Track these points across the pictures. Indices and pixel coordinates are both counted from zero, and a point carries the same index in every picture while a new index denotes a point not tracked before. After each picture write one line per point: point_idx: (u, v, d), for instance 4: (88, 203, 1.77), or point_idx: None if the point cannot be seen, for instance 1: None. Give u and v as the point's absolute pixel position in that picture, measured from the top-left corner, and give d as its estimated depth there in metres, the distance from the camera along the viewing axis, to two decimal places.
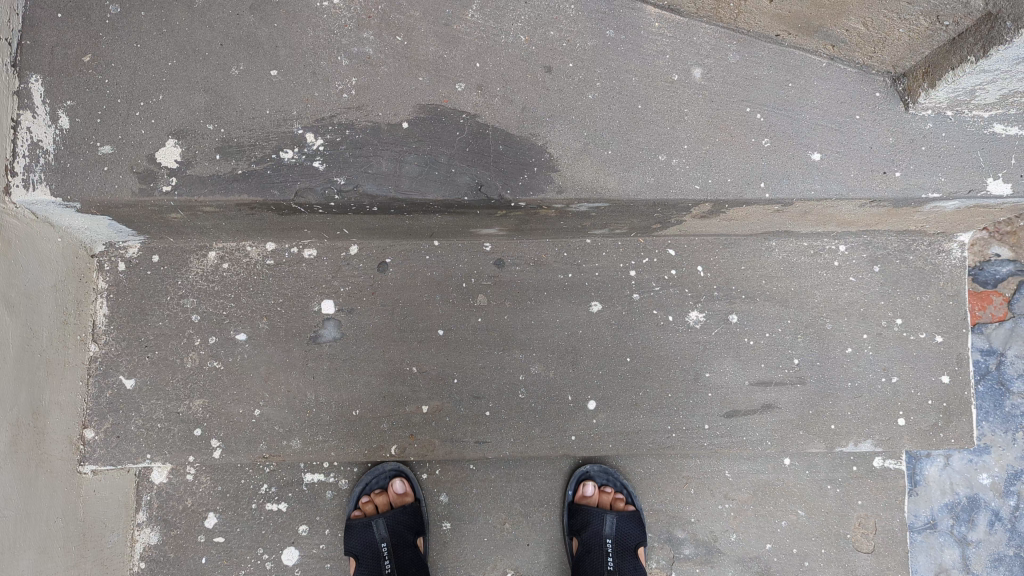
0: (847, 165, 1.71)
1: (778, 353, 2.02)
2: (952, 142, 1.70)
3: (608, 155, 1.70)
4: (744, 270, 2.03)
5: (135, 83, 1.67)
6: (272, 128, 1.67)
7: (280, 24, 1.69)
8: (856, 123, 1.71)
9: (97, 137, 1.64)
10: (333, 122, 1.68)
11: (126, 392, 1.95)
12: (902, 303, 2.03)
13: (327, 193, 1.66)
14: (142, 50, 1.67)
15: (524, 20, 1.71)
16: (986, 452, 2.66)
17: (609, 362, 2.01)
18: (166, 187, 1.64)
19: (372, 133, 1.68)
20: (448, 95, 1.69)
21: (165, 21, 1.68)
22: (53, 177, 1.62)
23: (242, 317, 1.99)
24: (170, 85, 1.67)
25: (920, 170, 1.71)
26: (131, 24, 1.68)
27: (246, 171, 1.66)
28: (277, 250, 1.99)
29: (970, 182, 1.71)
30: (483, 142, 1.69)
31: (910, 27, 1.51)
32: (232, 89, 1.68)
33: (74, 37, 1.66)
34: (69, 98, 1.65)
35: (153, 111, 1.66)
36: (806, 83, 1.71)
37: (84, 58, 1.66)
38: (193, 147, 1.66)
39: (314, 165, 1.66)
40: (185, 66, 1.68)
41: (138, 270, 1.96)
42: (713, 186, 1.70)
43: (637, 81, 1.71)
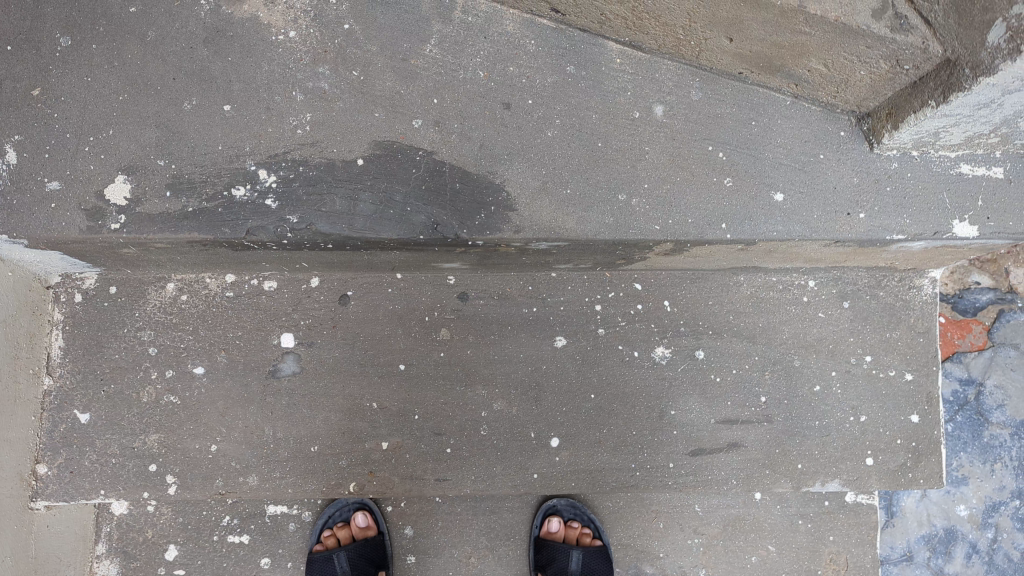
0: (810, 207, 1.68)
1: (745, 390, 1.99)
2: (917, 183, 1.67)
3: (567, 195, 1.67)
4: (712, 305, 2.00)
5: (85, 118, 1.63)
6: (224, 165, 1.64)
7: (234, 58, 1.66)
8: (820, 163, 1.68)
9: (44, 173, 1.61)
10: (286, 158, 1.65)
11: (80, 427, 1.92)
12: (871, 341, 2.00)
13: (279, 232, 1.63)
14: (92, 84, 1.64)
15: (483, 56, 1.69)
16: (963, 484, 2.62)
17: (573, 398, 1.97)
18: (115, 225, 1.61)
19: (326, 170, 1.65)
20: (405, 132, 1.67)
21: (117, 54, 1.65)
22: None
23: (200, 350, 1.96)
24: (120, 120, 1.64)
25: (884, 211, 1.68)
26: (81, 57, 1.64)
27: (196, 209, 1.62)
28: (237, 281, 1.96)
29: (935, 224, 1.68)
30: (439, 180, 1.66)
31: (871, 70, 1.48)
32: (185, 125, 1.64)
33: (24, 71, 1.63)
34: (17, 134, 1.61)
35: (103, 146, 1.63)
36: (770, 121, 1.68)
37: (33, 91, 1.63)
38: (143, 185, 1.62)
39: (267, 203, 1.63)
40: (137, 101, 1.64)
41: (94, 303, 1.94)
42: (673, 227, 1.67)
43: (597, 119, 1.68)
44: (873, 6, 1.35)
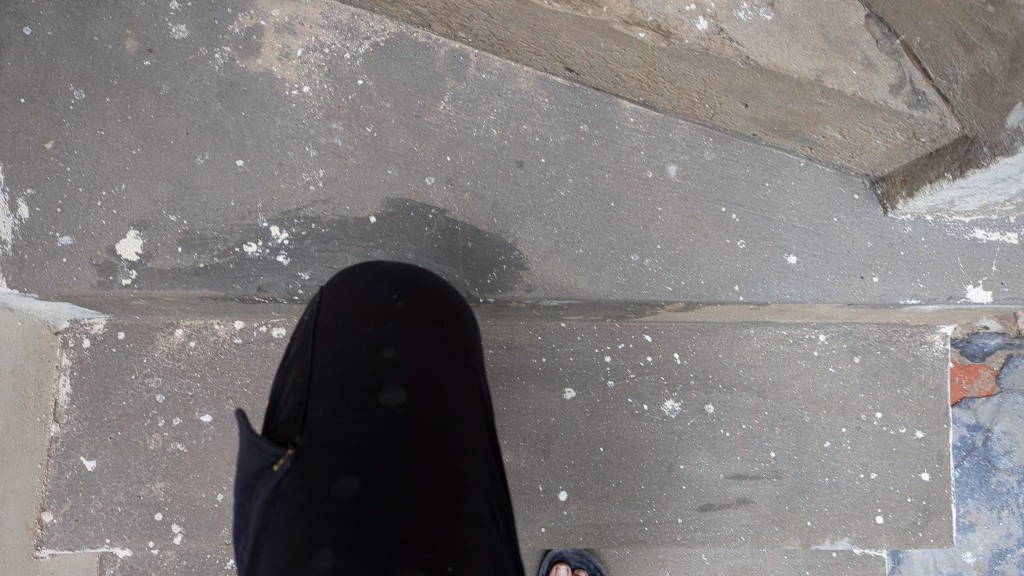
0: (823, 270, 1.67)
1: (754, 445, 1.98)
2: (931, 248, 1.68)
3: (579, 254, 1.66)
4: (723, 358, 1.99)
5: (98, 172, 1.63)
6: (236, 222, 1.63)
7: (247, 113, 1.66)
8: (833, 226, 1.68)
9: (56, 228, 1.60)
10: (299, 215, 1.64)
11: (86, 474, 1.91)
12: (882, 397, 2.00)
13: (290, 288, 1.63)
14: (106, 138, 1.64)
15: (496, 113, 1.69)
16: (970, 531, 2.60)
17: (581, 451, 1.96)
18: (126, 281, 1.60)
19: (339, 228, 1.64)
20: (418, 189, 1.67)
21: (131, 108, 1.65)
22: (10, 269, 1.58)
23: (207, 398, 1.95)
24: (133, 174, 1.63)
25: (898, 275, 1.67)
26: (95, 110, 1.64)
27: (208, 265, 1.62)
28: (246, 328, 1.97)
29: (950, 288, 1.67)
30: (451, 238, 1.66)
31: (886, 139, 1.47)
32: (197, 180, 1.64)
33: (38, 123, 1.63)
34: (30, 188, 1.61)
35: (115, 201, 1.62)
36: (784, 183, 1.68)
37: (46, 144, 1.62)
38: (155, 240, 1.62)
39: (278, 260, 1.63)
40: (150, 155, 1.64)
41: (102, 348, 1.93)
42: (685, 287, 1.66)
43: (610, 179, 1.68)
44: (890, 82, 1.36)
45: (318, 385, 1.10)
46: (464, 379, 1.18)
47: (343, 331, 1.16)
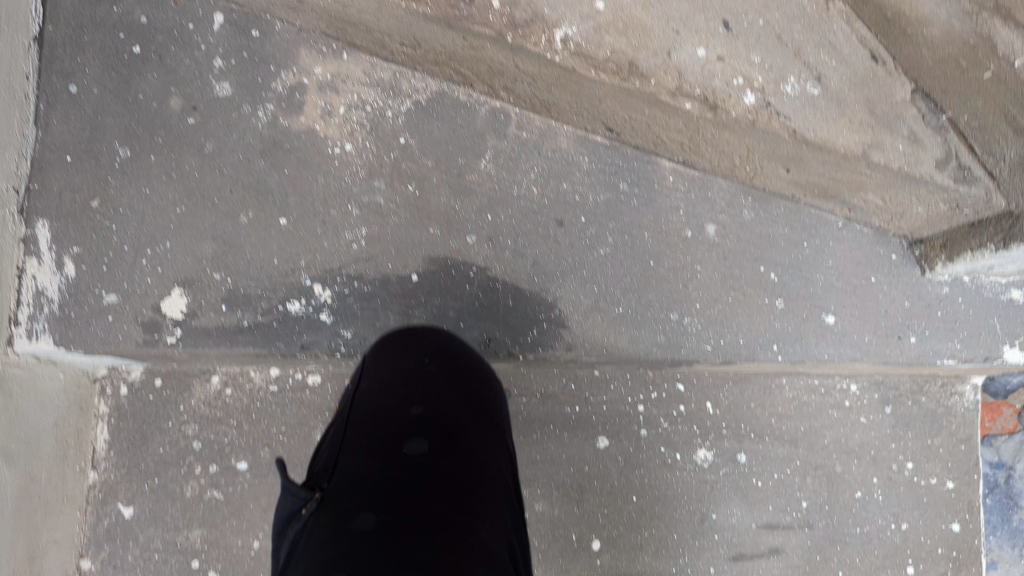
0: (861, 330, 1.70)
1: (786, 495, 1.99)
2: (969, 308, 1.70)
3: (619, 313, 1.68)
4: (755, 408, 1.99)
5: (143, 230, 1.64)
6: (279, 280, 1.64)
7: (290, 171, 1.67)
8: (871, 286, 1.70)
9: (102, 286, 1.62)
10: (341, 273, 1.66)
11: (124, 521, 1.93)
12: (913, 447, 2.03)
13: (332, 346, 1.65)
14: (151, 196, 1.65)
15: (536, 172, 1.70)
16: (993, 568, 2.62)
17: (615, 500, 1.97)
18: (171, 338, 1.62)
19: (381, 286, 1.66)
20: (459, 248, 1.68)
21: (175, 166, 1.66)
22: (57, 327, 1.60)
23: (244, 445, 1.97)
24: (177, 232, 1.64)
25: (935, 335, 1.70)
26: (140, 168, 1.65)
27: (252, 323, 1.63)
28: (281, 376, 1.98)
29: (986, 348, 1.70)
30: (492, 296, 1.68)
31: (929, 208, 1.49)
32: (241, 238, 1.65)
33: (83, 182, 1.64)
34: (75, 246, 1.62)
35: (160, 260, 1.63)
36: (822, 242, 1.70)
37: (92, 202, 1.64)
38: (199, 298, 1.63)
39: (321, 318, 1.65)
40: (194, 213, 1.65)
41: (140, 396, 1.95)
42: (724, 346, 1.69)
43: (649, 237, 1.70)
44: (936, 156, 1.37)
45: (349, 441, 1.28)
46: (485, 443, 1.34)
47: (376, 395, 1.40)
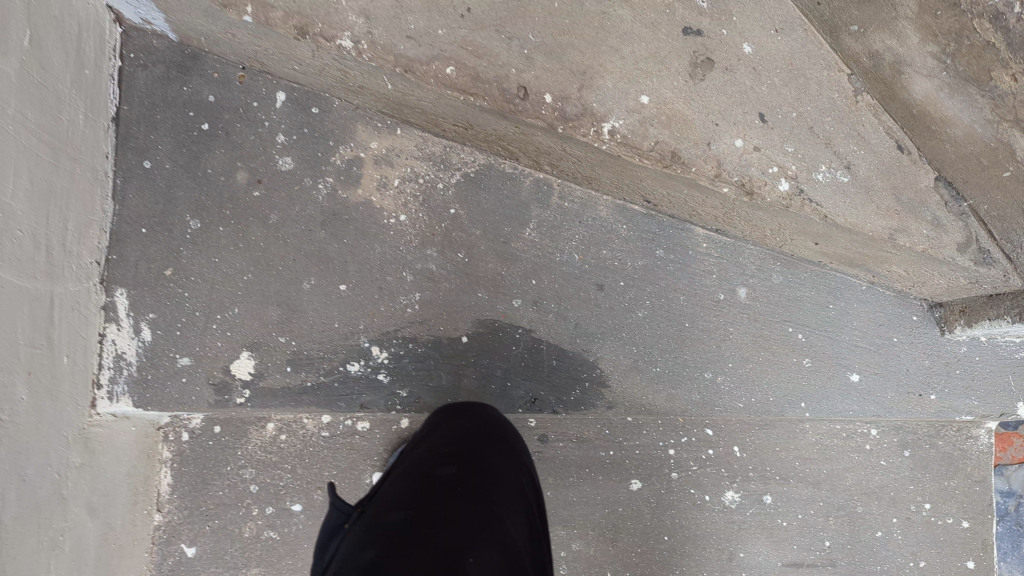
0: (884, 387, 1.82)
1: (810, 534, 2.11)
2: (984, 367, 1.82)
3: (656, 372, 1.81)
4: (780, 452, 2.10)
5: (213, 296, 1.76)
6: (340, 342, 1.76)
7: (349, 239, 1.79)
8: (894, 345, 1.82)
9: (176, 349, 1.74)
10: (397, 335, 1.78)
11: (187, 561, 2.05)
12: (931, 489, 2.14)
13: (389, 403, 1.78)
14: (220, 264, 1.77)
15: (578, 239, 1.82)
16: None
17: (648, 539, 2.08)
18: (241, 398, 1.74)
19: (434, 347, 1.78)
20: (507, 311, 1.80)
21: (243, 236, 1.78)
22: (135, 389, 1.73)
23: (298, 488, 2.09)
24: (245, 298, 1.76)
25: (952, 393, 1.82)
26: (210, 239, 1.77)
27: (315, 383, 1.76)
28: (333, 423, 2.10)
29: (1001, 405, 1.83)
30: (537, 356, 1.80)
31: (949, 281, 1.60)
32: (304, 303, 1.77)
33: (157, 252, 1.76)
34: (151, 311, 1.74)
35: (229, 324, 1.75)
36: (846, 304, 1.81)
37: (166, 271, 1.76)
38: (266, 360, 1.75)
39: (380, 378, 1.77)
40: (260, 280, 1.77)
41: (201, 442, 2.07)
42: (756, 403, 1.82)
43: (684, 300, 1.81)
44: (958, 240, 1.49)
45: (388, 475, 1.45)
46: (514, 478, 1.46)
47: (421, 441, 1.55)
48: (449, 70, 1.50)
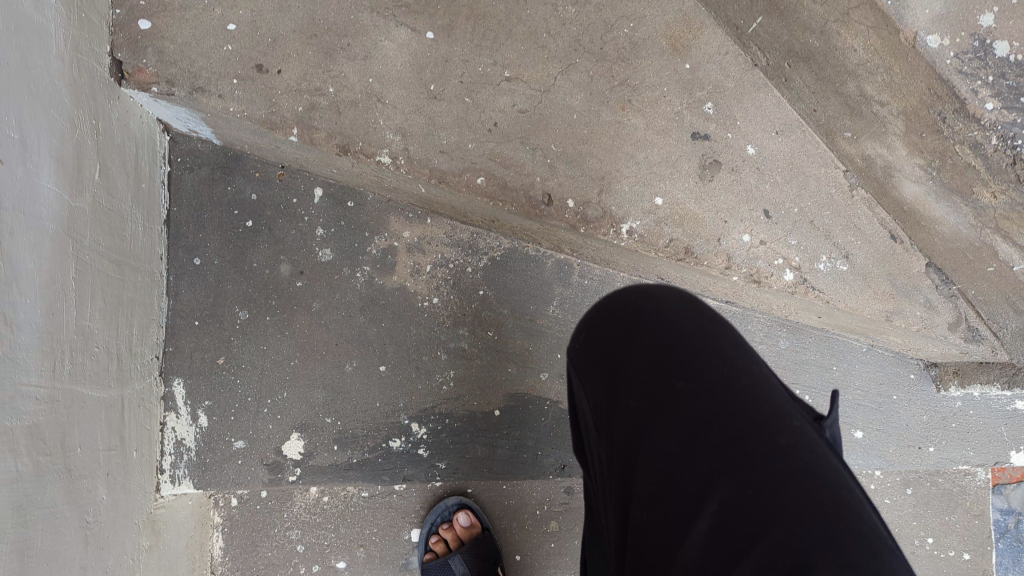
0: (886, 442, 1.96)
1: None
2: (979, 419, 1.96)
3: None
4: None
5: (264, 382, 1.89)
6: (382, 420, 1.91)
7: (387, 323, 1.93)
8: (894, 402, 1.96)
9: (231, 434, 1.88)
10: (434, 411, 1.93)
11: None
12: (932, 524, 2.27)
13: (429, 474, 1.94)
14: (268, 351, 1.90)
15: None
16: None
17: None
18: (292, 476, 1.89)
19: (469, 421, 1.94)
20: (535, 383, 1.96)
21: (288, 324, 1.92)
22: (195, 471, 1.86)
23: None
24: (292, 382, 1.90)
25: (950, 445, 1.96)
26: (258, 328, 1.91)
27: (360, 460, 1.90)
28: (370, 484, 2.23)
29: (996, 454, 1.97)
30: (565, 425, 1.97)
31: (946, 351, 1.73)
32: (348, 385, 1.91)
33: (210, 342, 1.89)
34: (206, 398, 1.88)
35: (279, 408, 1.89)
36: (848, 365, 1.95)
37: (219, 359, 1.89)
38: (314, 439, 1.90)
39: (419, 453, 1.92)
40: (306, 364, 1.90)
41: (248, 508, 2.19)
42: None
43: None
44: (948, 320, 1.64)
45: None
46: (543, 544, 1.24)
47: None
48: (480, 181, 1.65)
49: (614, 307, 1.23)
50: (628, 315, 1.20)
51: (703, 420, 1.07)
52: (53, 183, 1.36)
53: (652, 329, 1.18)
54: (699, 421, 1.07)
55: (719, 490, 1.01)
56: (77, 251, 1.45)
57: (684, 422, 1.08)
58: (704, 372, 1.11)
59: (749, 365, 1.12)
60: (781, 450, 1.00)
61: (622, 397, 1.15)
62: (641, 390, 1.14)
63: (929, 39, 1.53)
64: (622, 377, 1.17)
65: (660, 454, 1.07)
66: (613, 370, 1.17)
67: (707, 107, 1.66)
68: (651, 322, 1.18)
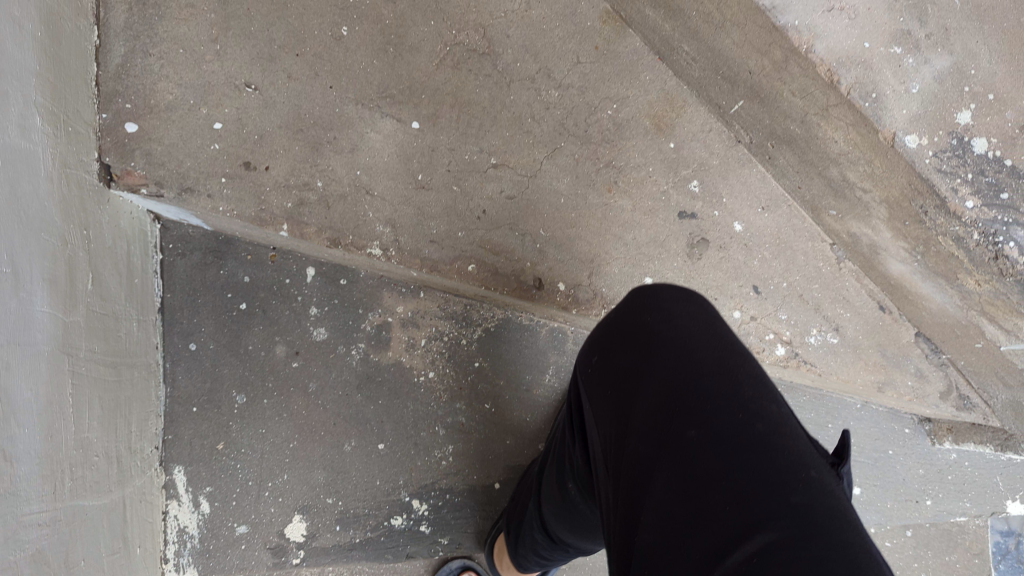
0: (885, 497, 1.96)
1: None
2: (973, 470, 1.98)
3: None
4: None
5: (264, 465, 1.90)
6: (383, 498, 1.92)
7: (384, 400, 1.94)
8: (889, 456, 1.97)
9: (233, 520, 1.88)
10: (435, 487, 1.95)
11: None
12: None
13: (432, 551, 1.94)
14: (267, 434, 1.91)
15: None
16: None
17: None
18: (296, 559, 1.89)
19: (470, 495, 1.96)
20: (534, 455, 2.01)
21: (286, 406, 1.92)
22: (199, 559, 1.86)
23: None
24: (292, 465, 1.91)
25: (947, 497, 1.97)
26: (256, 411, 1.92)
27: (363, 539, 1.91)
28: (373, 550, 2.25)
29: (993, 504, 1.98)
30: None
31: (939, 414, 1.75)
32: (347, 464, 1.92)
33: (209, 428, 1.90)
34: (207, 485, 1.88)
35: (280, 491, 1.90)
36: (845, 421, 1.95)
37: (218, 445, 1.89)
38: (317, 520, 1.91)
39: (421, 529, 1.94)
40: (305, 446, 1.91)
41: None
42: None
43: None
44: (940, 388, 1.66)
45: None
46: None
47: None
48: (471, 268, 1.66)
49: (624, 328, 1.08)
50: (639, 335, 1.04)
51: (716, 456, 0.87)
52: (47, 305, 1.37)
53: (666, 353, 1.00)
54: (710, 475, 0.86)
55: (742, 540, 0.78)
56: (73, 365, 1.46)
57: (694, 463, 0.87)
58: (714, 398, 0.93)
59: (764, 408, 0.91)
60: (795, 482, 0.82)
61: (629, 426, 0.95)
62: (643, 418, 0.95)
63: (909, 139, 1.27)
64: (627, 403, 0.99)
65: (672, 506, 0.84)
66: (611, 393, 1.02)
67: (693, 185, 1.67)
68: (663, 340, 1.02)
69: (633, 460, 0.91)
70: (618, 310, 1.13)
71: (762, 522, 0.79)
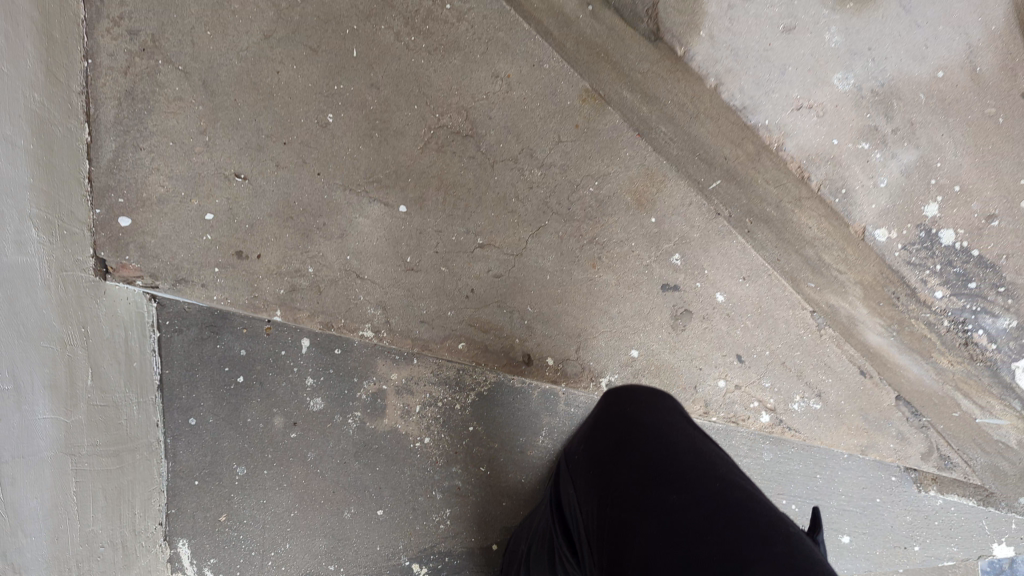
0: None
1: None
2: None
3: None
4: None
5: (266, 536, 1.92)
6: (383, 562, 1.96)
7: (382, 467, 1.97)
8: None
9: None
10: (434, 550, 1.98)
11: None
12: None
13: None
14: (268, 504, 1.92)
15: None
16: None
17: None
18: None
19: (470, 557, 2.00)
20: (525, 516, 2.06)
21: (286, 476, 1.92)
22: None
23: None
24: (294, 534, 1.93)
25: None
26: (257, 482, 1.91)
27: None
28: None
29: None
30: None
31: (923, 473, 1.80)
32: (348, 530, 1.95)
33: (211, 501, 1.90)
34: (211, 557, 1.90)
35: (283, 560, 1.93)
36: None
37: (221, 516, 1.90)
38: None
39: None
40: (306, 514, 1.93)
41: None
42: None
43: None
44: (920, 450, 1.71)
45: None
46: None
47: None
48: (460, 346, 1.70)
49: (603, 420, 1.09)
50: (623, 423, 1.04)
51: (701, 511, 0.83)
52: (49, 412, 1.40)
53: (652, 433, 1.00)
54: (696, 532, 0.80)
55: None
56: (76, 464, 1.49)
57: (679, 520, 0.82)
58: (700, 463, 0.92)
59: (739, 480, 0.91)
60: (773, 533, 0.79)
61: (614, 497, 0.90)
62: (630, 473, 0.93)
63: (879, 232, 1.31)
64: (609, 478, 0.95)
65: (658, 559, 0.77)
66: (599, 460, 1.00)
67: (675, 258, 1.71)
68: (650, 428, 1.01)
69: (620, 506, 0.88)
70: (599, 411, 1.13)
71: (750, 556, 0.75)
